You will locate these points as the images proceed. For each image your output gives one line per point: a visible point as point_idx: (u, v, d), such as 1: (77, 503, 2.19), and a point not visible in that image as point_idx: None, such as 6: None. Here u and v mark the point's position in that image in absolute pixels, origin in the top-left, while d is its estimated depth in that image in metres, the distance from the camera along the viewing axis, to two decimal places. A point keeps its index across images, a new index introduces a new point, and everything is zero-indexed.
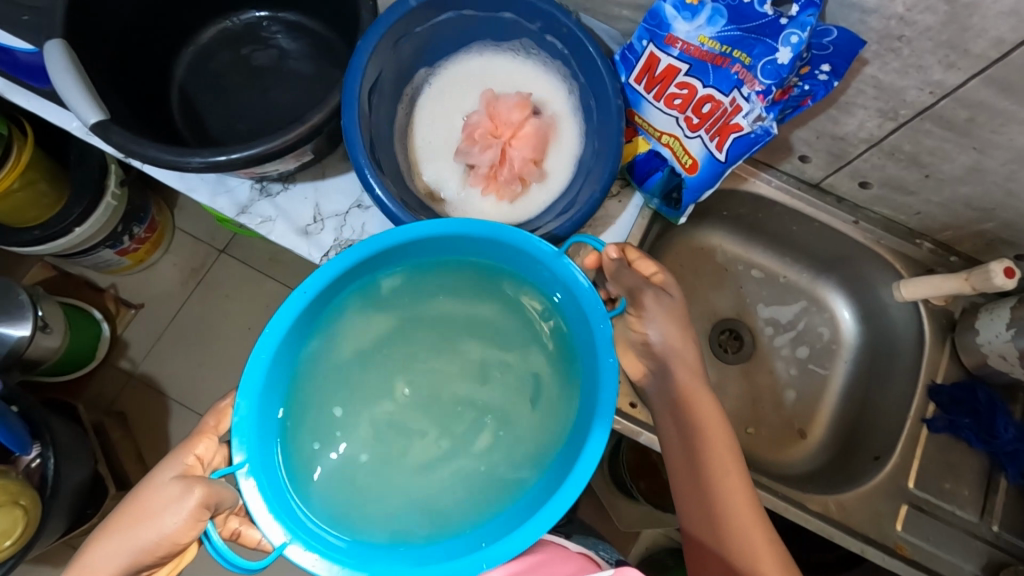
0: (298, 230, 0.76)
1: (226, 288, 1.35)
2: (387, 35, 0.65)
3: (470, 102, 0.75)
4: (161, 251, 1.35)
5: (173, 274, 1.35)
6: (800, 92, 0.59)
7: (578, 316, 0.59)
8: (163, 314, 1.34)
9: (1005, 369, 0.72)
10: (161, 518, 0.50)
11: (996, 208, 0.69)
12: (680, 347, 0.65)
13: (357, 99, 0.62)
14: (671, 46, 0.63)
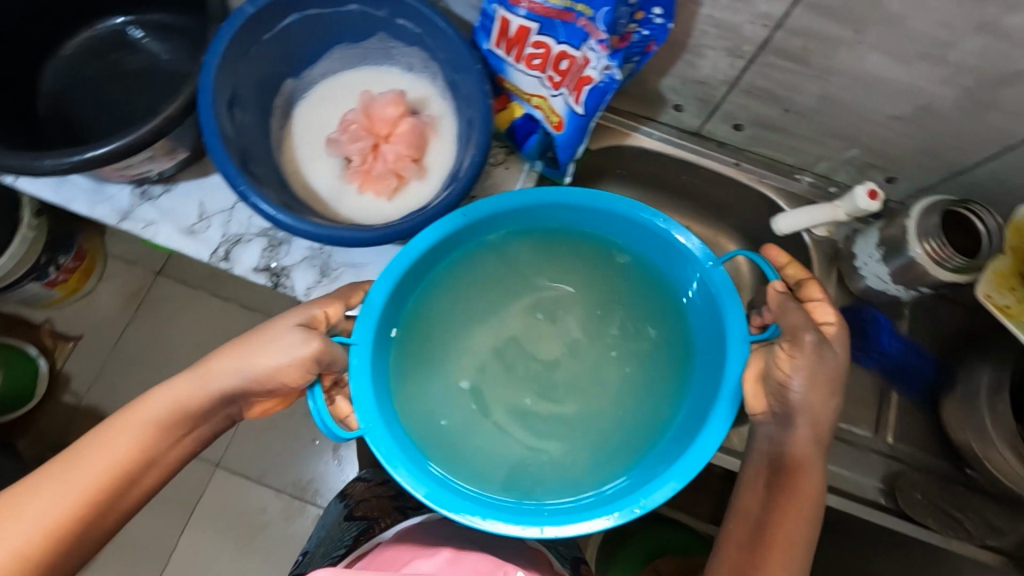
0: (184, 230, 0.76)
1: (165, 307, 1.32)
2: (237, 44, 0.64)
3: (343, 109, 0.75)
4: (95, 278, 1.31)
5: (113, 300, 1.31)
6: (642, 38, 0.61)
7: (710, 318, 0.64)
8: (105, 341, 1.30)
9: (882, 287, 0.75)
10: (278, 357, 0.58)
11: (856, 135, 0.72)
12: (817, 405, 0.58)
13: (214, 104, 0.62)
14: (517, 7, 0.64)
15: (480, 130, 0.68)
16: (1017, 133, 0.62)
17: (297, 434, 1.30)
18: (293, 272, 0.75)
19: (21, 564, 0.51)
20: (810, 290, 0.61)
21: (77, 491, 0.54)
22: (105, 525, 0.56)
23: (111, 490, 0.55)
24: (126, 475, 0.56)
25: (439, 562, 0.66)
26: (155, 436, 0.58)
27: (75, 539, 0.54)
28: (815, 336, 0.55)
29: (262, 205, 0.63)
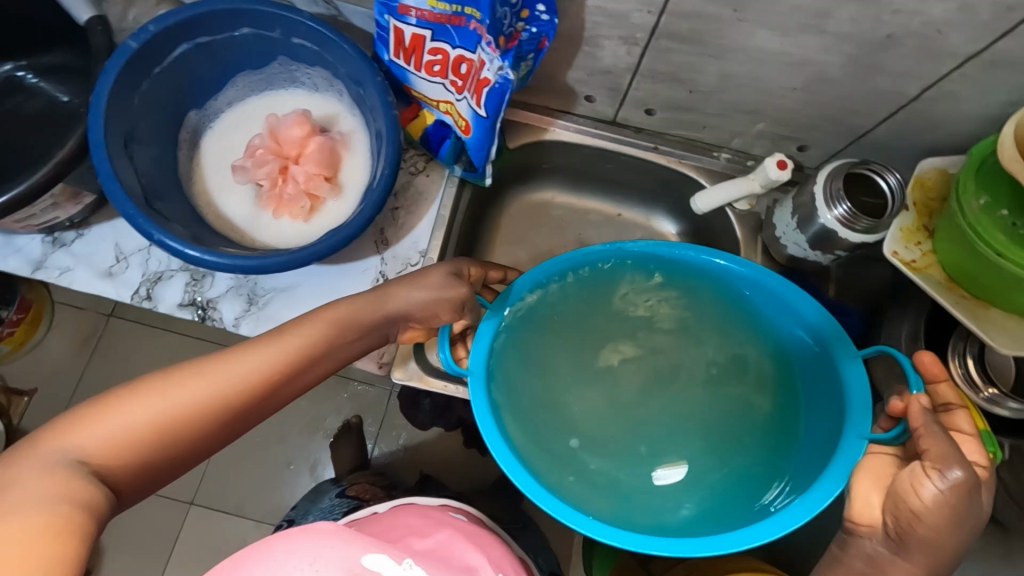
0: (101, 274, 0.74)
1: (118, 350, 1.29)
2: (125, 79, 0.63)
3: (250, 134, 0.74)
4: (45, 327, 1.27)
5: (64, 348, 1.28)
6: (531, 35, 0.61)
7: (818, 351, 0.67)
8: (60, 393, 1.25)
9: (803, 255, 0.76)
10: (427, 294, 0.62)
11: (760, 108, 0.73)
12: (940, 540, 0.51)
13: (106, 143, 0.61)
14: (406, 15, 0.62)
15: (388, 143, 0.68)
16: (906, 92, 0.64)
17: (271, 461, 1.29)
18: (219, 303, 0.74)
19: (195, 417, 0.49)
20: (959, 419, 0.55)
21: (281, 355, 0.54)
22: (261, 409, 0.54)
23: (305, 366, 0.56)
24: (321, 353, 0.57)
25: (433, 542, 0.65)
26: (342, 333, 0.58)
27: (244, 416, 0.53)
28: (965, 475, 0.48)
29: (169, 241, 0.61)
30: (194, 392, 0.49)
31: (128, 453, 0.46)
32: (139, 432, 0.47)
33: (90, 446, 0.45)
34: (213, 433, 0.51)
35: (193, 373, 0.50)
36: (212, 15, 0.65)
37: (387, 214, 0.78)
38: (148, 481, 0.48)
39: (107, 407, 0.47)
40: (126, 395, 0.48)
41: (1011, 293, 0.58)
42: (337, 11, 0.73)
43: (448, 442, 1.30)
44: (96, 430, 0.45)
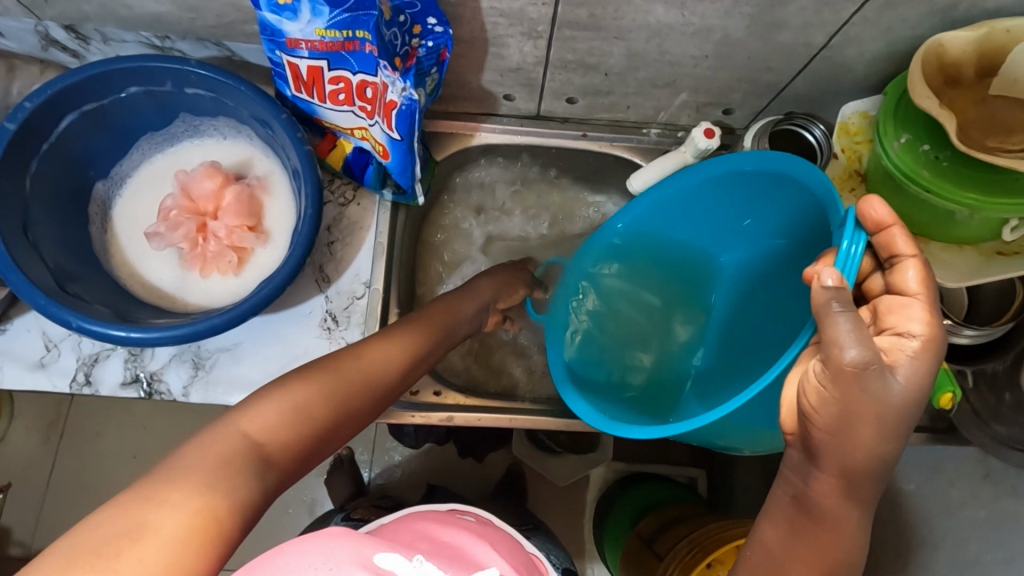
0: (32, 366, 0.70)
1: (89, 427, 1.23)
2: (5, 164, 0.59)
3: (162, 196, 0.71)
4: (7, 418, 1.21)
5: (31, 436, 1.22)
6: (429, 49, 0.60)
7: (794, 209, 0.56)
8: (36, 482, 1.20)
9: None
10: (499, 283, 0.75)
11: (677, 80, 0.72)
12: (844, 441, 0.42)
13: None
14: (297, 49, 0.59)
15: (306, 181, 0.64)
16: (813, 42, 0.63)
17: (267, 509, 1.26)
18: (164, 374, 0.70)
19: (353, 395, 0.50)
20: (902, 281, 0.43)
21: (420, 335, 0.60)
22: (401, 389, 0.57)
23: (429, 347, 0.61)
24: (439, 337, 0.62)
25: (443, 542, 0.59)
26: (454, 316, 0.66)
27: (386, 395, 0.54)
28: (858, 356, 0.39)
29: (90, 325, 0.58)
30: (356, 372, 0.52)
31: (299, 430, 0.46)
32: (307, 411, 0.47)
33: (257, 426, 0.44)
34: (358, 414, 0.51)
35: (351, 359, 0.53)
36: (92, 80, 0.62)
37: (323, 250, 0.75)
38: (304, 466, 0.46)
39: (274, 391, 0.47)
40: (291, 378, 0.48)
41: (946, 225, 0.59)
42: (229, 52, 0.71)
43: (442, 457, 1.28)
44: (262, 413, 0.45)
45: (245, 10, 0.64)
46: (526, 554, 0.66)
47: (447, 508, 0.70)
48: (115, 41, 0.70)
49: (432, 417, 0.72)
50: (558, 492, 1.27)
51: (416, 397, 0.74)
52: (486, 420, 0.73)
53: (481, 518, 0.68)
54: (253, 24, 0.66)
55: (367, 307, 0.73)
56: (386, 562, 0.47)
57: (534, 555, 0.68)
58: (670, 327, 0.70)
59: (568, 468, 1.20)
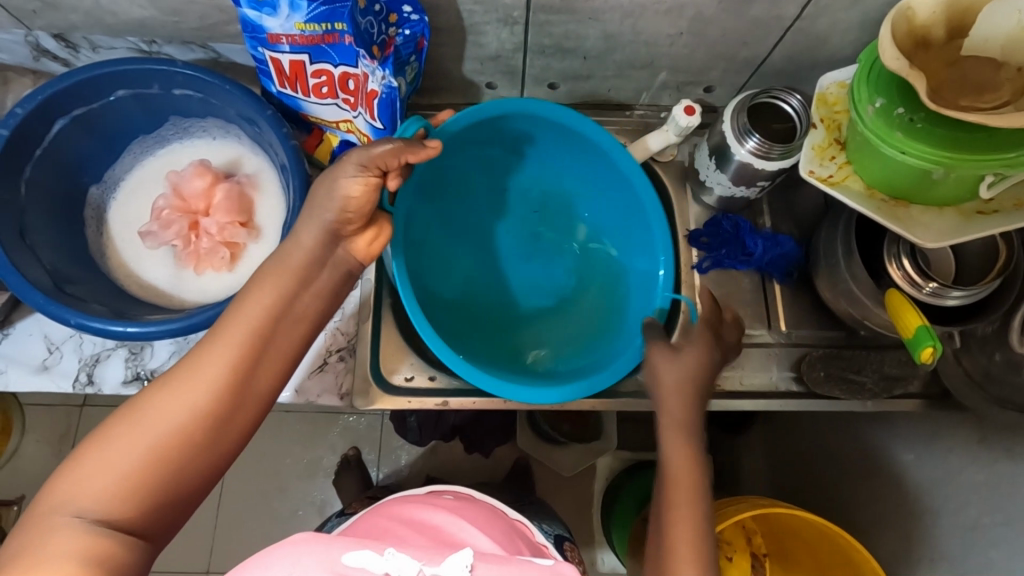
0: (36, 369, 0.71)
1: None
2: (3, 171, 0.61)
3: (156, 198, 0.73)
4: (18, 434, 1.23)
5: (43, 449, 1.24)
6: (406, 37, 0.61)
7: (595, 182, 0.81)
8: None
9: (732, 195, 0.77)
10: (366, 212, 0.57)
11: (655, 60, 0.73)
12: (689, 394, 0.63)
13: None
14: (278, 44, 0.61)
15: (293, 174, 0.65)
16: (785, 14, 0.64)
17: (277, 511, 1.27)
18: (164, 371, 0.72)
19: (179, 438, 0.47)
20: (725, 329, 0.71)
21: (238, 345, 0.51)
22: (247, 386, 0.51)
23: (265, 352, 0.52)
24: (271, 340, 0.52)
25: (420, 526, 0.62)
26: (288, 292, 0.54)
27: (222, 421, 0.49)
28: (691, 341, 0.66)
29: (88, 322, 0.60)
30: (170, 413, 0.47)
31: (123, 493, 0.44)
32: (124, 474, 0.44)
33: (76, 500, 0.43)
34: (194, 451, 0.47)
35: (160, 397, 0.47)
36: (81, 86, 0.63)
37: None
38: (168, 514, 0.47)
39: (94, 447, 0.45)
40: (106, 432, 0.46)
41: (922, 185, 0.60)
42: (216, 54, 0.73)
43: (447, 451, 1.30)
44: (82, 483, 0.44)
45: (225, 11, 0.65)
46: (506, 522, 0.69)
47: (427, 491, 0.73)
48: (104, 48, 0.72)
49: (426, 402, 0.74)
50: (564, 481, 1.27)
51: (411, 384, 0.75)
52: (481, 403, 0.74)
53: (460, 495, 0.71)
54: (236, 24, 0.67)
55: (359, 299, 0.75)
56: (354, 564, 0.47)
57: (520, 523, 0.71)
58: (466, 244, 0.84)
59: (569, 458, 1.23)
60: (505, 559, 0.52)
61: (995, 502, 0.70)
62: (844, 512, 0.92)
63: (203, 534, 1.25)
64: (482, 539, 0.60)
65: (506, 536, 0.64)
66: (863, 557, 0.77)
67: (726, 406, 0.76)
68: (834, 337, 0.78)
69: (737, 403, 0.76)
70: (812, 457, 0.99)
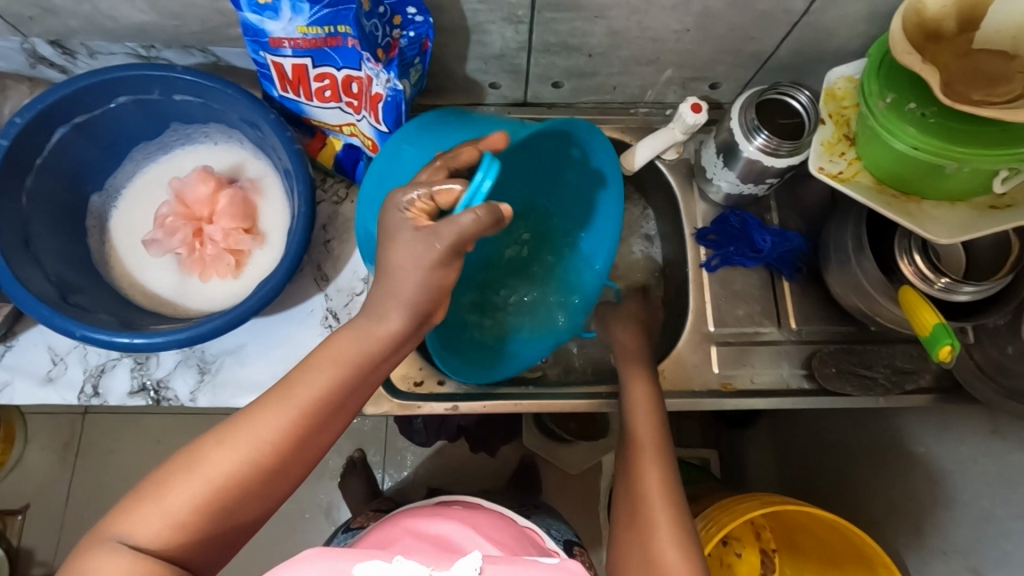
0: (41, 380, 0.70)
1: (103, 445, 1.24)
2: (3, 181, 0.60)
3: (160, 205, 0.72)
4: (21, 442, 1.23)
5: (45, 457, 1.23)
6: (411, 39, 0.61)
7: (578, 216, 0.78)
8: (53, 502, 1.21)
9: (739, 191, 0.77)
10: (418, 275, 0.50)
11: (661, 56, 0.72)
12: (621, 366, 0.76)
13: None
14: (280, 48, 0.60)
15: (298, 179, 0.64)
16: (794, 8, 0.63)
17: (284, 516, 1.26)
18: (171, 380, 0.71)
19: (230, 488, 0.46)
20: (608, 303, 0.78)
21: (298, 407, 0.48)
22: (311, 444, 0.49)
23: (328, 411, 0.49)
24: (337, 401, 0.49)
25: (428, 536, 0.61)
26: (351, 372, 0.50)
27: (281, 475, 0.47)
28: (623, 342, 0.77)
29: (94, 334, 0.59)
30: (228, 465, 0.46)
31: (176, 536, 0.44)
32: (179, 520, 0.44)
33: (132, 531, 0.43)
34: (243, 505, 0.46)
35: (223, 444, 0.46)
36: (81, 93, 0.62)
37: (320, 249, 0.75)
38: (216, 554, 0.46)
39: (154, 497, 0.44)
40: (168, 476, 0.45)
41: (935, 181, 0.59)
42: (216, 57, 0.72)
43: (453, 452, 1.29)
44: (140, 522, 0.44)
45: (225, 14, 0.64)
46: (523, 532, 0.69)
47: (435, 505, 0.73)
48: (102, 54, 0.71)
49: (436, 406, 0.73)
50: (571, 480, 1.27)
51: (421, 388, 0.74)
52: (491, 406, 0.73)
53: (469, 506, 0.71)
54: (236, 27, 0.66)
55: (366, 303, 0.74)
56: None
57: (531, 530, 0.71)
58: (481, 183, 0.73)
59: (578, 455, 1.23)
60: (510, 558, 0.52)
61: (1008, 494, 0.70)
62: (856, 508, 0.91)
63: None
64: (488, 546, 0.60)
65: (519, 548, 0.63)
66: (875, 551, 0.77)
67: (738, 405, 0.75)
68: (845, 332, 0.78)
69: (748, 402, 0.75)
70: (820, 452, 0.99)
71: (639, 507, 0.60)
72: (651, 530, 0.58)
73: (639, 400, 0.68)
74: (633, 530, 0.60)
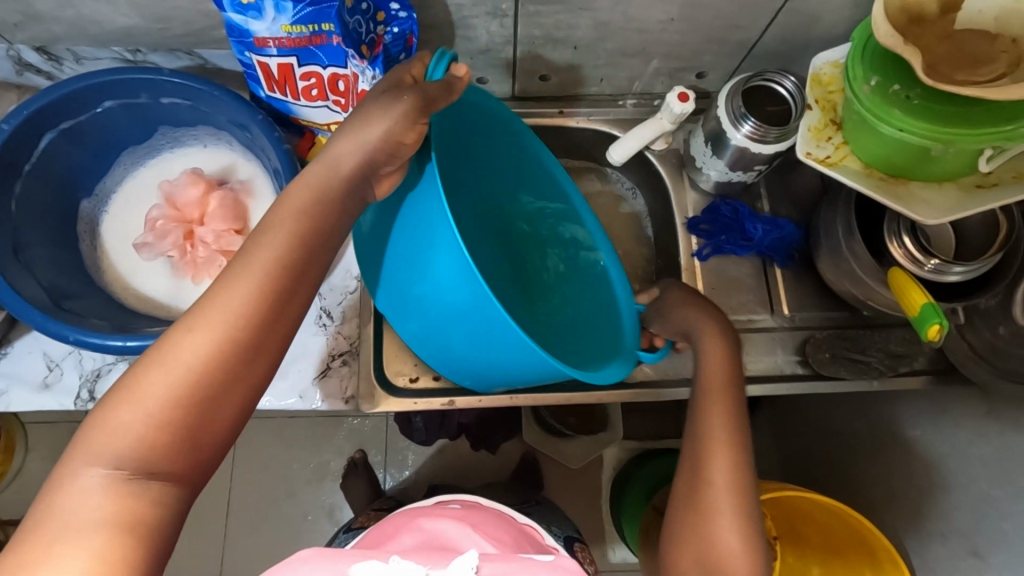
0: (37, 387, 0.71)
1: None
2: None
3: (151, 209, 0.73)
4: (22, 452, 1.23)
5: (47, 466, 1.23)
6: (394, 36, 0.60)
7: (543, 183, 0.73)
8: None
9: (729, 179, 0.77)
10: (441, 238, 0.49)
11: (647, 47, 0.73)
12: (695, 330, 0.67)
13: None
14: (265, 47, 0.60)
15: (287, 179, 0.65)
16: None
17: (287, 518, 1.26)
18: None
19: (206, 371, 0.42)
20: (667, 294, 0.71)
21: (263, 273, 0.45)
22: (281, 320, 0.45)
23: (292, 281, 0.46)
24: (303, 262, 0.47)
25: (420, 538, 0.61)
26: (315, 239, 0.48)
27: (251, 350, 0.44)
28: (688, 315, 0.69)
29: (88, 338, 0.59)
30: (194, 348, 0.42)
31: (159, 432, 0.40)
32: (158, 415, 0.40)
33: (106, 437, 0.39)
34: (225, 388, 0.43)
35: (184, 330, 0.42)
36: (67, 98, 0.62)
37: None
38: (208, 455, 0.43)
39: (123, 392, 0.40)
40: (135, 372, 0.41)
41: (921, 162, 0.59)
42: (202, 60, 0.72)
43: (453, 450, 1.29)
44: (113, 428, 0.39)
45: (210, 16, 0.64)
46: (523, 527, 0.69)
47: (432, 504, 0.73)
48: (89, 59, 0.71)
49: (433, 402, 0.74)
50: (572, 474, 1.27)
51: (417, 385, 0.75)
52: (487, 400, 0.74)
53: (466, 505, 0.71)
54: (222, 29, 0.66)
55: (359, 300, 0.76)
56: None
57: (530, 526, 0.71)
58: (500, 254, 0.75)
59: (580, 449, 1.25)
60: (507, 556, 0.52)
61: (1005, 475, 0.70)
62: (856, 493, 0.91)
63: (212, 545, 1.24)
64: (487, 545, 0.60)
65: (516, 545, 0.63)
66: (875, 534, 0.78)
67: None
68: (839, 317, 0.78)
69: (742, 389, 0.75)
70: (820, 439, 0.99)
71: (701, 493, 0.56)
72: (707, 504, 0.55)
73: (714, 360, 0.63)
74: (688, 501, 0.57)
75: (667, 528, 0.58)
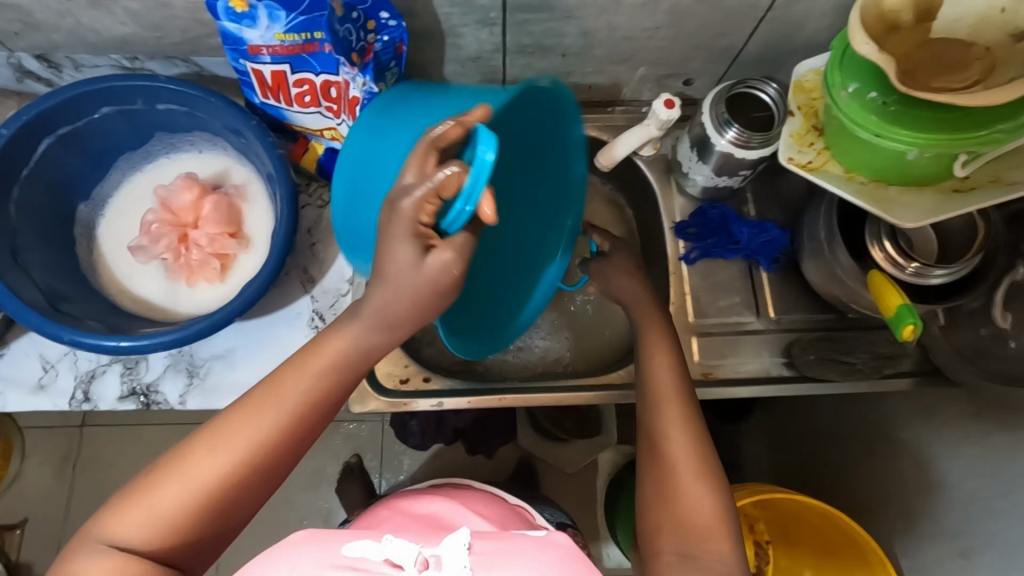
0: (32, 388, 0.71)
1: (102, 457, 1.25)
2: None
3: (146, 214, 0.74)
4: (19, 457, 1.23)
5: (45, 471, 1.24)
6: (386, 44, 0.62)
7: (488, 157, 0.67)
8: (53, 517, 1.21)
9: (715, 184, 0.78)
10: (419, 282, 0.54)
11: (634, 54, 0.74)
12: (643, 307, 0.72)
13: None
14: (259, 55, 0.61)
15: (280, 183, 0.66)
16: (759, 4, 0.65)
17: (283, 523, 1.27)
18: (161, 385, 0.72)
19: (217, 492, 0.47)
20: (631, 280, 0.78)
21: (280, 410, 0.49)
22: (293, 454, 0.50)
23: (312, 416, 0.51)
24: (319, 402, 0.51)
25: (415, 519, 0.61)
26: (336, 376, 0.52)
27: (259, 478, 0.49)
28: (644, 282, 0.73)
29: (82, 338, 0.60)
30: (210, 469, 0.47)
31: (163, 535, 0.45)
32: (165, 520, 0.46)
33: (119, 533, 0.45)
34: (222, 513, 0.47)
35: (205, 447, 0.48)
36: (64, 104, 0.64)
37: (305, 253, 0.77)
38: (201, 555, 0.48)
39: (139, 494, 0.46)
40: (153, 479, 0.47)
41: (899, 167, 0.60)
42: (199, 67, 0.74)
43: (449, 455, 1.30)
44: (125, 522, 0.45)
45: (207, 25, 0.66)
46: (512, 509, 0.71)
47: (428, 489, 0.74)
48: (88, 66, 0.73)
49: (424, 404, 0.74)
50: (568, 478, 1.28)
51: (407, 386, 0.76)
52: (475, 402, 0.75)
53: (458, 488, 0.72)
54: (217, 37, 0.68)
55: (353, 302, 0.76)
56: (354, 555, 0.46)
57: (523, 507, 0.72)
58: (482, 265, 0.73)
59: (574, 455, 1.26)
60: (500, 535, 0.51)
61: (991, 476, 0.71)
62: (848, 496, 0.92)
63: None
64: (479, 522, 0.60)
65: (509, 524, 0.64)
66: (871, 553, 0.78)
67: (719, 393, 0.76)
68: (826, 320, 0.79)
69: (728, 390, 0.76)
70: (813, 442, 1.00)
71: (670, 484, 0.56)
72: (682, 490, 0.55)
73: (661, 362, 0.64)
74: (657, 494, 0.57)
75: (637, 491, 0.59)
